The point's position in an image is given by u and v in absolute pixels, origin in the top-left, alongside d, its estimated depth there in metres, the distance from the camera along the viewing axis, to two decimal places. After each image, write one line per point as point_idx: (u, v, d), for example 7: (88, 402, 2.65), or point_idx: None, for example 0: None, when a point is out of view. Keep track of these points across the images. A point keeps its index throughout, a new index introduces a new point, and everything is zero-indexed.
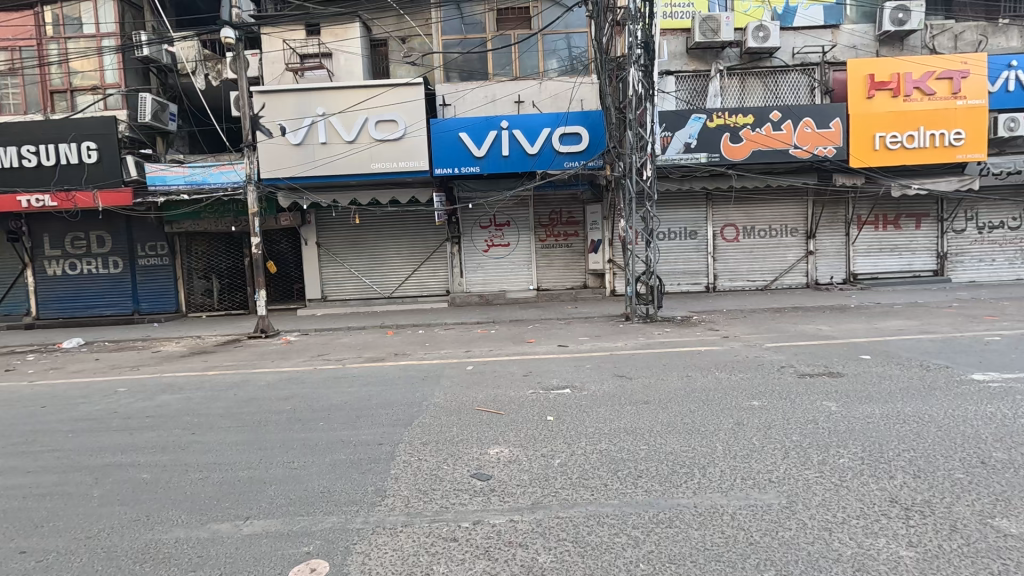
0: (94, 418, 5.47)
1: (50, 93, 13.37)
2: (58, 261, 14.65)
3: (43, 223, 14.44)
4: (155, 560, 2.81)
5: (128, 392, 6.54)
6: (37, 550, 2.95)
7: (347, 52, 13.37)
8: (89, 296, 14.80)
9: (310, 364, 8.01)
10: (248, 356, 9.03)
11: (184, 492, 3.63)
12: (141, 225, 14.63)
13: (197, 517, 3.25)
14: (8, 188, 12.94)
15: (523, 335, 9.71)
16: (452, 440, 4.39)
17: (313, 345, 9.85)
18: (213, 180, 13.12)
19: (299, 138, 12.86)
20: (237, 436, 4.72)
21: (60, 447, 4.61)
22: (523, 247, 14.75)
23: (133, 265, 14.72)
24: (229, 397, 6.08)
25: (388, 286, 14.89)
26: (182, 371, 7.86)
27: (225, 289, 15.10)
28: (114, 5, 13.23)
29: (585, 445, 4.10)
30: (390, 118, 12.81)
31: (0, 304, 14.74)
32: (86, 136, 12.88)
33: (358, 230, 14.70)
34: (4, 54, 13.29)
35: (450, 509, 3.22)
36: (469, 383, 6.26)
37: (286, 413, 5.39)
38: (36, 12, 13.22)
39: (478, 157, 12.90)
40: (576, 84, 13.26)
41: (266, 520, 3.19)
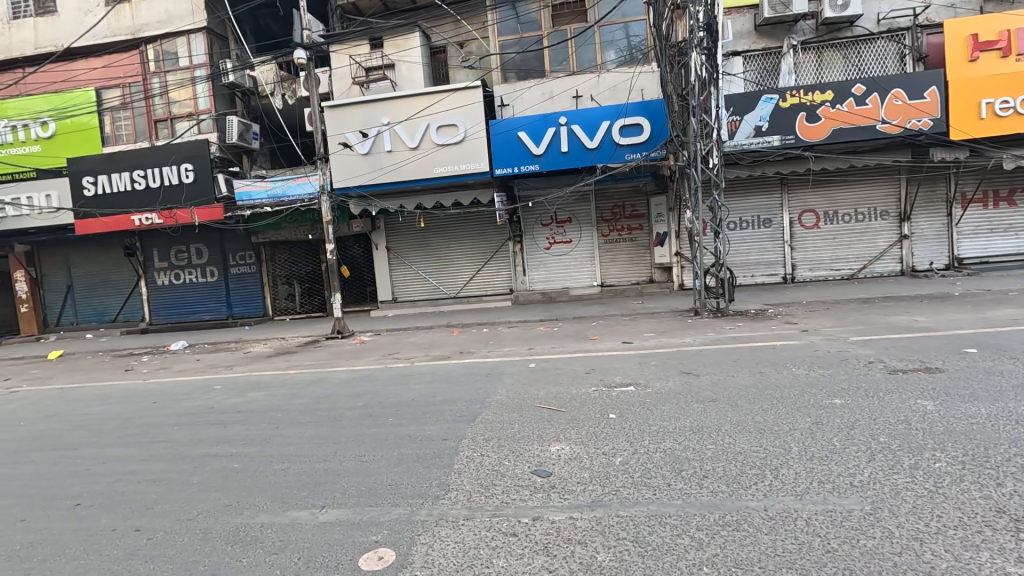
0: (194, 412, 6.08)
1: (154, 122, 14.96)
2: (165, 271, 16.39)
3: (152, 239, 16.21)
4: (244, 542, 3.08)
5: (223, 389, 7.22)
6: (148, 529, 3.33)
7: (409, 62, 13.85)
8: (191, 302, 16.41)
9: (381, 362, 8.44)
10: (325, 355, 9.63)
11: (267, 482, 3.94)
12: (232, 236, 16.01)
13: (280, 505, 3.53)
14: (123, 209, 14.61)
15: (586, 331, 9.62)
16: (514, 437, 4.44)
17: (384, 345, 10.35)
18: (291, 193, 14.04)
19: (367, 147, 13.50)
20: (314, 430, 5.07)
21: (168, 437, 5.19)
22: (585, 243, 14.59)
23: (227, 274, 16.15)
24: (308, 394, 6.55)
25: (454, 287, 15.27)
26: (269, 370, 8.54)
27: (305, 293, 16.15)
28: (204, 37, 14.54)
29: (648, 443, 4.00)
30: (451, 123, 13.14)
31: (121, 311, 16.74)
32: (185, 158, 14.27)
33: (424, 233, 15.21)
34: (116, 90, 15.01)
35: (510, 504, 3.27)
36: (531, 380, 6.30)
37: (358, 409, 5.71)
38: (142, 50, 14.85)
39: (538, 155, 12.90)
40: (635, 74, 12.98)
41: (339, 510, 3.40)
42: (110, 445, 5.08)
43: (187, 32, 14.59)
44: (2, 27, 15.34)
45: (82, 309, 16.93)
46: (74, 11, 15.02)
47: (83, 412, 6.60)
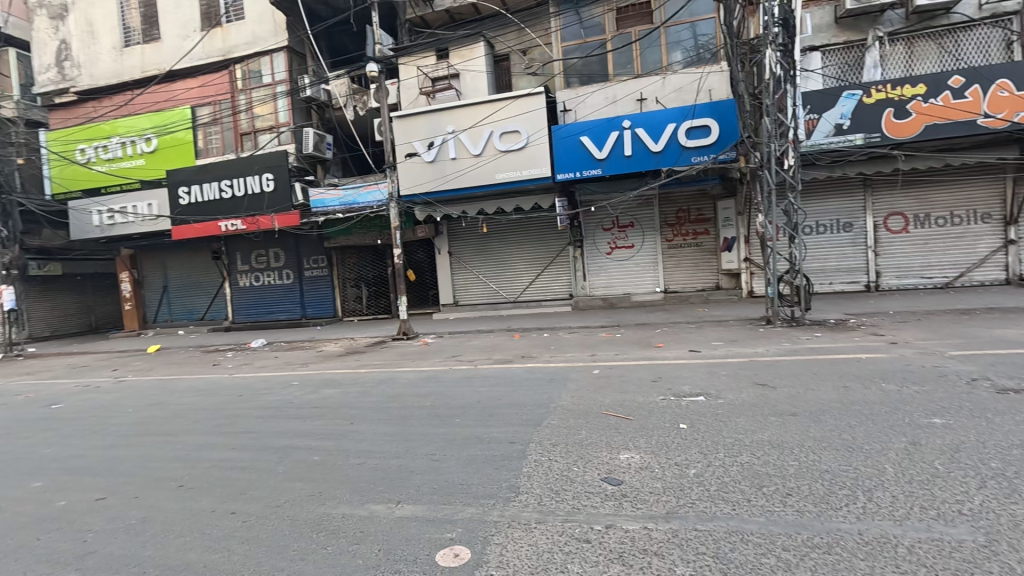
0: (276, 406, 6.51)
1: (240, 136, 16.17)
2: (246, 274, 17.62)
3: (237, 243, 17.50)
4: (328, 531, 3.25)
5: (300, 386, 7.67)
6: (242, 513, 3.59)
7: (474, 71, 14.16)
8: (269, 303, 17.53)
9: (446, 364, 8.65)
10: (391, 356, 9.99)
11: (344, 475, 4.14)
12: (307, 241, 17.00)
13: (359, 498, 3.70)
14: (212, 216, 15.88)
15: (650, 338, 9.39)
16: (581, 443, 4.41)
17: (447, 347, 10.59)
18: (361, 200, 14.70)
19: (432, 155, 13.93)
20: (386, 427, 5.27)
21: (255, 428, 5.59)
22: (648, 248, 14.28)
23: (301, 276, 17.14)
24: (378, 393, 6.82)
25: (514, 291, 15.38)
26: (340, 369, 8.97)
27: (372, 295, 16.85)
28: (284, 56, 15.57)
29: (724, 456, 3.86)
30: (514, 129, 13.30)
31: (208, 310, 18.17)
32: (266, 168, 15.32)
33: (485, 238, 15.46)
34: (208, 107, 16.36)
35: (582, 511, 3.26)
36: (595, 387, 6.22)
37: (425, 409, 5.87)
38: (231, 70, 16.11)
39: (600, 160, 12.80)
40: (702, 74, 12.54)
41: (414, 505, 3.51)
42: (205, 434, 5.54)
43: (270, 52, 15.68)
44: (115, 54, 17.17)
45: (175, 307, 18.52)
46: (175, 37, 16.56)
47: (179, 402, 7.23)
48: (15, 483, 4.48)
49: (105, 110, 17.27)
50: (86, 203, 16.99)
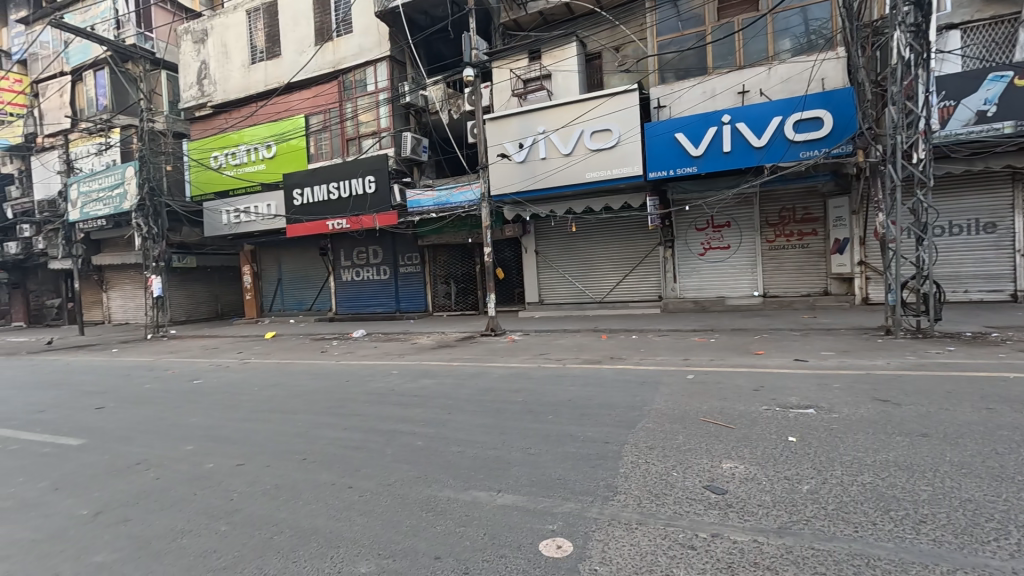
0: (380, 392, 7.02)
1: (347, 141, 17.48)
2: (348, 269, 19.01)
3: (341, 240, 18.95)
4: (436, 511, 3.47)
5: (399, 375, 8.18)
6: (358, 487, 3.93)
7: (565, 71, 14.18)
8: (367, 296, 18.77)
9: (535, 361, 8.80)
10: (481, 351, 10.32)
11: (447, 460, 4.38)
12: (402, 239, 18.02)
13: (462, 483, 3.90)
14: (321, 216, 17.31)
15: (749, 345, 8.88)
16: (680, 448, 4.30)
17: (535, 345, 10.72)
18: (454, 200, 15.31)
19: (522, 156, 14.17)
20: (481, 419, 5.48)
21: (362, 412, 6.06)
22: (746, 250, 13.50)
23: (396, 272, 18.19)
24: (471, 385, 7.10)
25: (600, 291, 15.23)
26: (433, 361, 9.43)
27: (461, 292, 17.52)
28: (387, 65, 16.58)
29: (842, 474, 3.59)
30: (605, 128, 13.15)
31: (315, 302, 19.86)
32: (369, 171, 16.44)
33: (573, 238, 15.46)
34: (320, 115, 17.83)
35: (685, 516, 3.19)
36: (691, 392, 6.02)
37: (518, 403, 6.04)
38: (340, 80, 17.44)
39: (696, 157, 12.29)
40: (815, 62, 11.63)
41: (514, 495, 3.64)
42: (320, 414, 6.10)
43: (374, 61, 16.75)
44: (243, 71, 19.26)
45: (287, 298, 20.42)
46: (293, 53, 18.25)
47: (296, 383, 8.02)
48: (172, 445, 5.22)
49: (235, 121, 19.41)
50: (218, 204, 19.23)
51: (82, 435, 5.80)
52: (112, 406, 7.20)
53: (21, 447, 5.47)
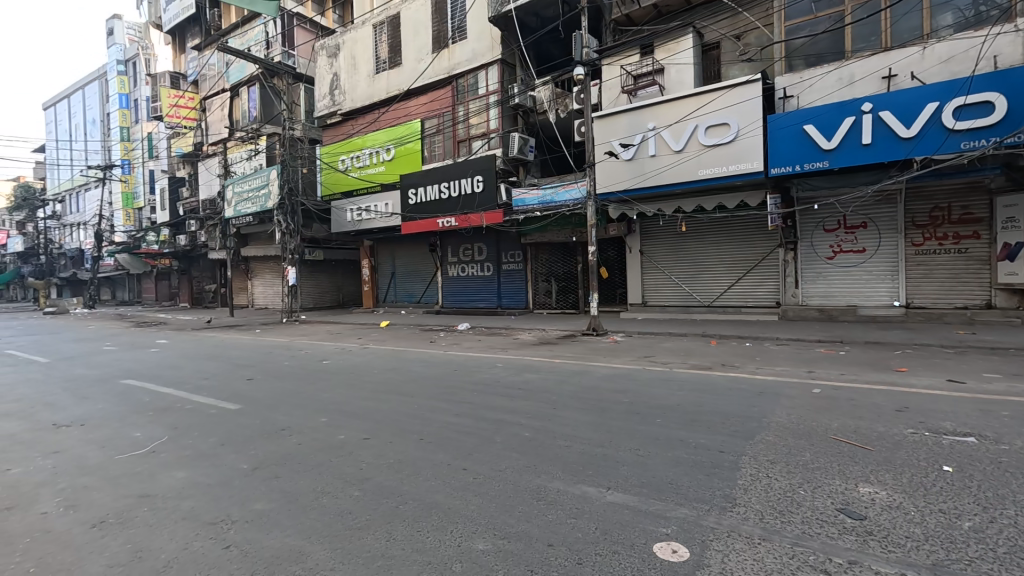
0: (487, 383, 7.30)
1: (458, 143, 18.34)
2: (455, 265, 19.92)
3: (449, 237, 19.94)
4: (546, 501, 3.55)
5: (503, 368, 8.44)
6: (471, 470, 4.13)
7: (680, 64, 13.62)
8: (470, 292, 19.53)
9: (639, 363, 8.62)
10: (583, 350, 10.33)
11: (555, 453, 4.46)
12: (506, 238, 18.51)
13: (571, 476, 3.95)
14: (432, 214, 18.34)
15: (888, 361, 7.90)
16: (806, 466, 3.98)
17: (639, 346, 10.49)
18: (559, 199, 15.41)
19: (630, 154, 13.88)
20: (588, 416, 5.48)
21: (472, 400, 6.35)
22: (885, 253, 12.03)
23: (499, 269, 18.73)
24: (575, 383, 7.11)
25: (709, 295, 14.47)
26: (536, 357, 9.60)
27: (561, 290, 17.63)
28: (498, 68, 17.11)
29: (1016, 514, 3.09)
30: (723, 122, 12.41)
31: (424, 295, 21.11)
32: (478, 171, 17.11)
33: (681, 238, 14.85)
34: (434, 119, 18.87)
35: (817, 538, 2.95)
36: (817, 408, 5.52)
37: (624, 404, 5.95)
38: (453, 85, 18.33)
39: (827, 150, 11.17)
40: (986, 38, 10.06)
41: (625, 494, 3.61)
42: (433, 399, 6.50)
43: (486, 65, 17.38)
44: (368, 80, 20.96)
45: (399, 291, 21.91)
46: (412, 61, 19.51)
47: (410, 369, 8.61)
48: (309, 416, 5.88)
49: (360, 127, 21.21)
50: (344, 203, 21.19)
51: (238, 401, 6.73)
52: (260, 378, 8.28)
53: (194, 406, 6.48)
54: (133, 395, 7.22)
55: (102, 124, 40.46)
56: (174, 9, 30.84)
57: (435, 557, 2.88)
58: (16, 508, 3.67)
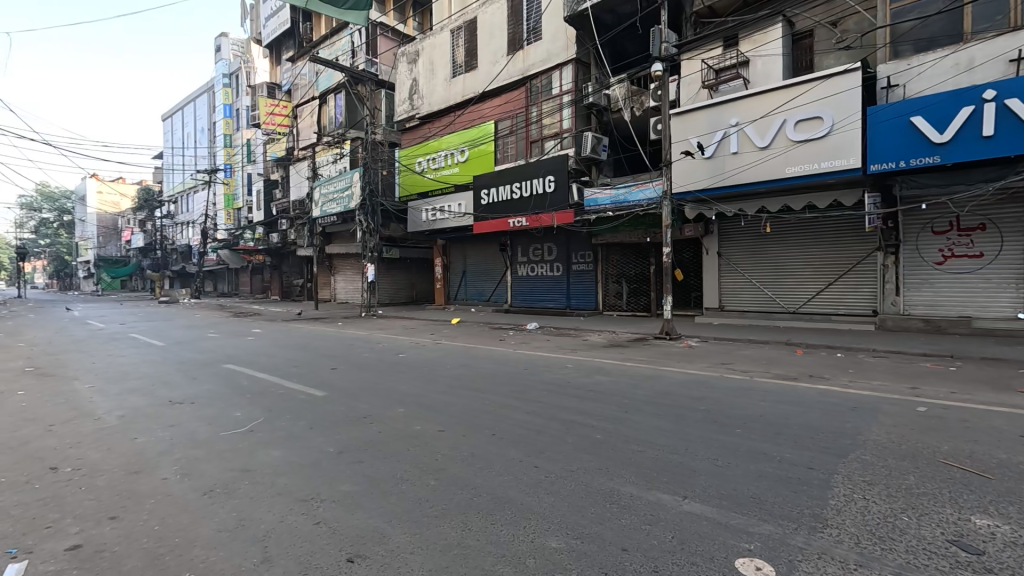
0: (556, 383, 7.30)
1: (530, 143, 18.44)
2: (524, 265, 20.06)
3: (520, 237, 20.14)
4: (620, 504, 3.50)
5: (573, 369, 8.40)
6: (544, 469, 4.16)
7: (767, 55, 12.90)
8: (539, 292, 19.58)
9: (716, 370, 8.25)
10: (655, 354, 10.04)
11: (628, 457, 4.38)
12: (577, 238, 18.41)
13: (645, 482, 3.86)
14: (503, 214, 18.59)
15: (1010, 380, 7.01)
16: (910, 490, 3.64)
17: (715, 353, 10.03)
18: (632, 198, 15.08)
19: (710, 151, 13.29)
20: (662, 422, 5.33)
21: (542, 399, 6.39)
22: (1008, 259, 10.66)
23: (569, 270, 18.65)
24: (647, 387, 6.95)
25: (794, 301, 13.57)
26: (607, 359, 9.46)
27: (632, 292, 17.25)
28: (572, 68, 17.01)
29: None
30: (815, 116, 11.57)
31: (493, 294, 21.45)
32: (550, 171, 17.12)
33: (763, 240, 14.06)
34: (508, 120, 19.13)
35: (922, 571, 2.69)
36: (922, 427, 5.02)
37: (701, 412, 5.73)
38: (527, 86, 18.47)
39: (939, 144, 10.11)
40: None
41: (702, 505, 3.48)
42: (504, 396, 6.61)
43: (561, 66, 17.34)
44: (445, 84, 21.64)
45: (469, 289, 22.42)
46: (488, 64, 19.88)
47: (481, 366, 8.79)
48: (388, 406, 6.18)
49: (436, 130, 21.95)
50: (419, 204, 22.01)
51: (324, 388, 7.21)
52: (343, 368, 8.80)
53: (286, 392, 7.02)
54: (234, 379, 7.93)
55: (209, 132, 44.74)
56: (272, 25, 33.49)
57: (509, 551, 2.93)
58: (142, 472, 4.17)
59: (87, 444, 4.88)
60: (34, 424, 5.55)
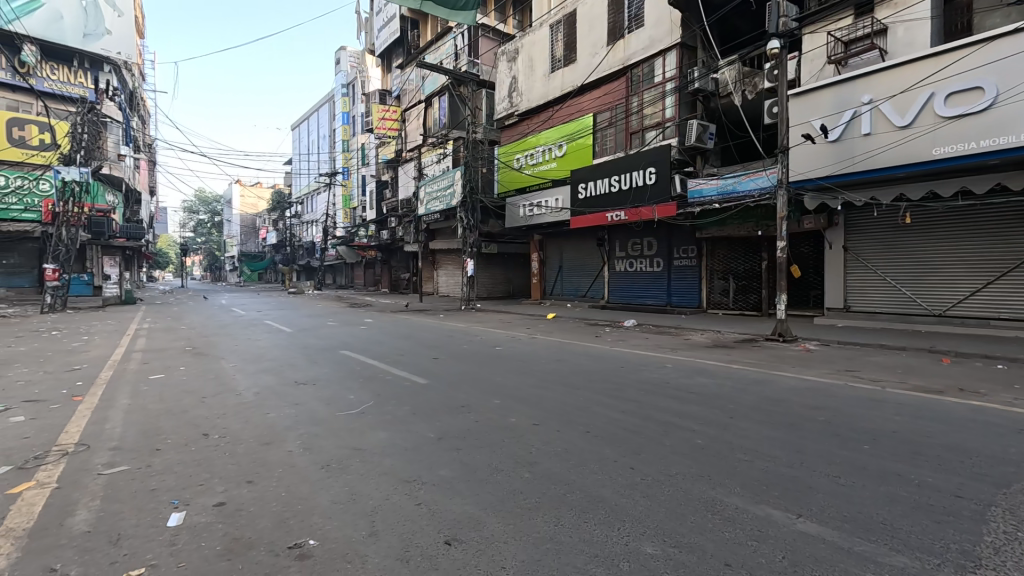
0: (655, 383, 7.02)
1: (630, 135, 17.89)
2: (622, 260, 19.58)
3: (618, 232, 19.68)
4: (723, 516, 3.29)
5: (673, 369, 8.04)
6: (639, 471, 4.02)
7: (911, 20, 11.28)
8: (637, 287, 19.00)
9: (838, 377, 7.43)
10: (766, 356, 9.27)
11: (734, 467, 4.09)
12: (679, 231, 17.57)
13: (752, 494, 3.59)
14: (601, 208, 18.27)
15: None
16: None
17: (838, 358, 9.05)
18: (742, 188, 14.02)
19: (836, 134, 11.92)
20: (774, 431, 4.91)
21: (638, 399, 6.20)
22: None
23: (670, 265, 17.87)
24: (757, 392, 6.45)
25: (939, 303, 11.81)
26: (710, 360, 8.94)
27: (741, 289, 16.12)
28: (676, 53, 16.18)
29: None
30: (974, 86, 9.91)
31: (590, 289, 21.21)
32: (651, 163, 16.47)
33: (900, 232, 12.39)
34: (608, 112, 18.71)
35: None
36: None
37: (820, 423, 5.19)
38: (628, 76, 17.91)
39: None
40: None
41: (820, 525, 3.16)
42: (600, 394, 6.50)
43: (664, 51, 16.57)
44: (544, 79, 21.69)
45: (565, 284, 22.37)
46: (587, 56, 19.58)
47: (576, 362, 8.74)
48: (484, 397, 6.37)
49: (535, 126, 22.11)
50: (518, 199, 22.39)
51: (426, 377, 7.62)
52: (444, 358, 9.22)
53: (393, 378, 7.54)
54: (349, 364, 8.67)
55: (330, 138, 49.10)
56: (384, 36, 35.75)
57: (602, 551, 2.88)
58: (272, 444, 4.71)
59: (232, 416, 5.61)
60: (192, 395, 6.53)
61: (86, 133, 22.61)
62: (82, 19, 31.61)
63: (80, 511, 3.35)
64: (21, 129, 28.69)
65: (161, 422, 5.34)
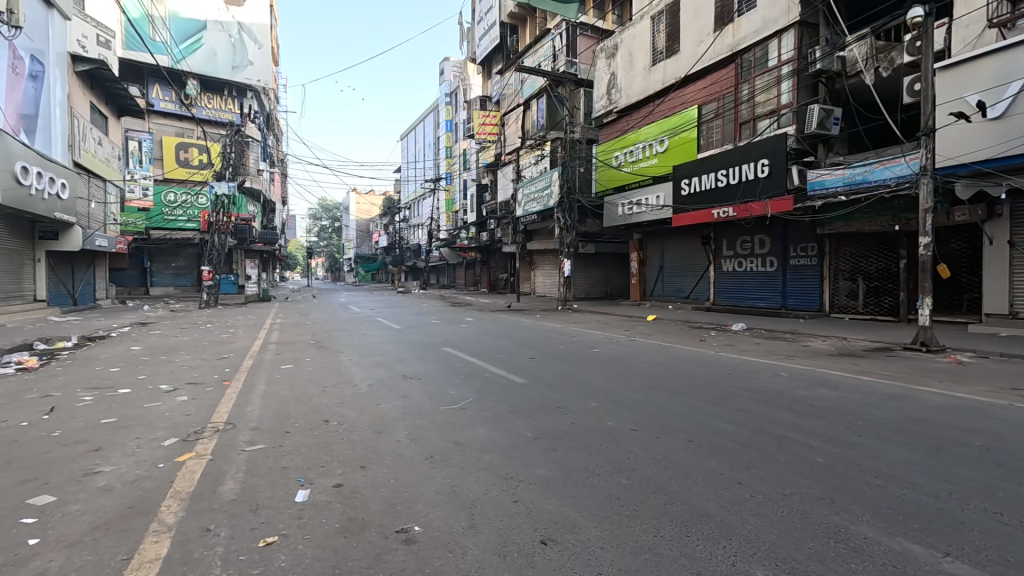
0: (768, 393, 6.48)
1: (740, 125, 16.71)
2: (730, 259, 18.34)
3: (725, 229, 18.46)
4: (849, 545, 2.95)
5: (789, 378, 7.35)
6: (748, 487, 3.74)
7: None
8: (746, 289, 17.68)
9: (1001, 395, 6.32)
10: (904, 368, 8.14)
11: (864, 491, 3.65)
12: (797, 227, 16.05)
13: (885, 524, 3.18)
14: (707, 204, 17.26)
15: None
16: None
17: (1000, 372, 7.71)
18: (874, 178, 12.50)
19: (1000, 110, 10.15)
20: (914, 455, 4.31)
21: (748, 409, 5.77)
22: None
23: (786, 265, 16.39)
24: (893, 409, 5.69)
25: None
26: (834, 369, 8.07)
27: (872, 291, 14.36)
28: (794, 33, 14.81)
29: None
30: None
31: (694, 290, 20.14)
32: (763, 154, 15.24)
33: None
34: (714, 103, 17.65)
35: None
36: None
37: (975, 448, 4.46)
38: (737, 63, 16.75)
39: None
40: None
41: (973, 567, 2.72)
42: (705, 401, 6.15)
43: (780, 33, 15.26)
44: (644, 73, 21.01)
45: (667, 285, 21.46)
46: (692, 45, 18.62)
47: (679, 367, 8.35)
48: (582, 399, 6.32)
49: (634, 122, 21.49)
50: (616, 198, 22.01)
51: (524, 376, 7.74)
52: (541, 358, 9.31)
53: (492, 376, 7.76)
54: (451, 361, 9.09)
55: (434, 145, 51.81)
56: (484, 43, 36.78)
57: (705, 569, 2.74)
58: (383, 433, 5.08)
59: (349, 405, 6.14)
60: (317, 385, 7.27)
61: (233, 152, 26.03)
62: (230, 53, 36.43)
63: (228, 481, 3.87)
64: (186, 151, 33.92)
65: (291, 408, 6.00)
